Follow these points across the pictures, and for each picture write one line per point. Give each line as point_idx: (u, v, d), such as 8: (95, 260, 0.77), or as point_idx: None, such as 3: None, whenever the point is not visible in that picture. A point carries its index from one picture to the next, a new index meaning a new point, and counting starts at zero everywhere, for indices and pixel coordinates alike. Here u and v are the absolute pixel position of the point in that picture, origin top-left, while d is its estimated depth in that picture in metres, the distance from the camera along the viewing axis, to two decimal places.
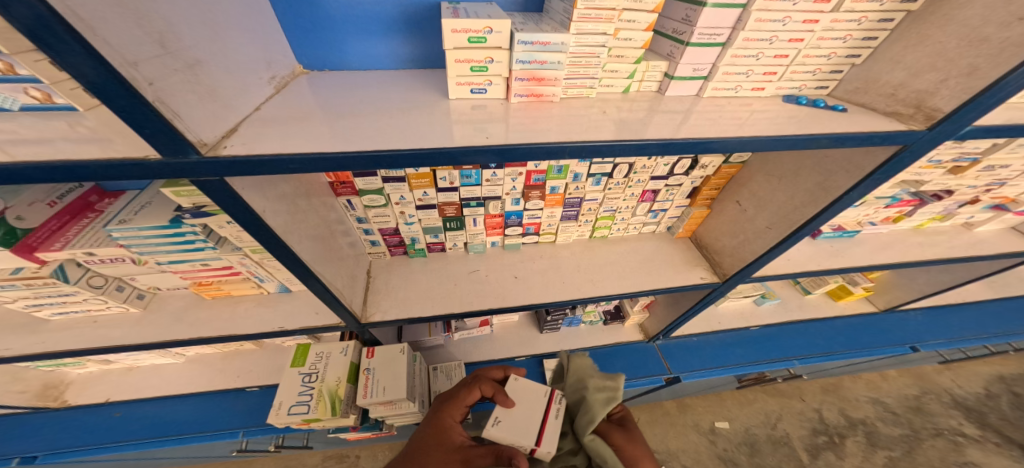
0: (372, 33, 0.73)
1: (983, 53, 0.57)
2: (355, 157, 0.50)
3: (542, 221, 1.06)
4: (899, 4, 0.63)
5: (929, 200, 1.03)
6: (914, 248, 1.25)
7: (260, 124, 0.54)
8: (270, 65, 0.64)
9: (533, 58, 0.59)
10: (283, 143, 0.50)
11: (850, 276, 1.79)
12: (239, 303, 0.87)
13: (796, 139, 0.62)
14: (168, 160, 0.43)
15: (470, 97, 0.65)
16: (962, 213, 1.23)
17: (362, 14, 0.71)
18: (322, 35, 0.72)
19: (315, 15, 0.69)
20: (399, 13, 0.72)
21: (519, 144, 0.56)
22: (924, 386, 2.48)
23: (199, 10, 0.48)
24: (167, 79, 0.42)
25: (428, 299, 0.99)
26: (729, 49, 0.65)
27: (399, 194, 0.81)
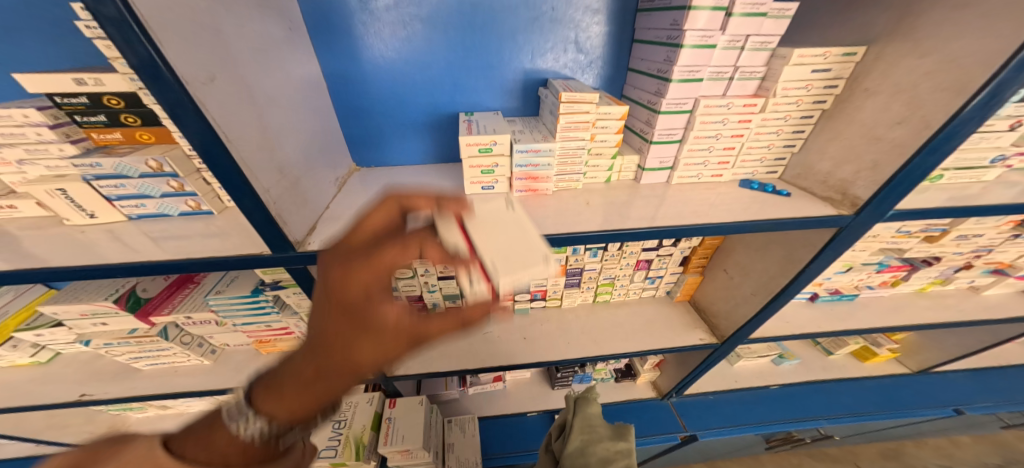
0: (403, 136, 0.94)
1: (880, 149, 0.70)
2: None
3: (548, 288, 1.18)
4: (813, 104, 0.78)
5: (918, 265, 1.21)
6: (922, 311, 1.32)
7: (331, 221, 0.72)
8: (336, 168, 0.85)
9: (529, 162, 0.76)
10: (350, 237, 0.68)
11: (874, 337, 1.77)
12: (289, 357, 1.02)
13: (749, 224, 0.74)
14: (277, 254, 0.61)
15: (481, 192, 0.82)
16: (961, 277, 1.32)
17: (403, 123, 0.92)
18: (371, 140, 0.93)
19: (362, 126, 0.91)
20: (426, 120, 0.93)
21: None
22: (1008, 456, 2.21)
23: (301, 139, 0.69)
24: (282, 195, 0.61)
25: (446, 356, 1.11)
26: (685, 145, 0.80)
27: (424, 267, 0.96)
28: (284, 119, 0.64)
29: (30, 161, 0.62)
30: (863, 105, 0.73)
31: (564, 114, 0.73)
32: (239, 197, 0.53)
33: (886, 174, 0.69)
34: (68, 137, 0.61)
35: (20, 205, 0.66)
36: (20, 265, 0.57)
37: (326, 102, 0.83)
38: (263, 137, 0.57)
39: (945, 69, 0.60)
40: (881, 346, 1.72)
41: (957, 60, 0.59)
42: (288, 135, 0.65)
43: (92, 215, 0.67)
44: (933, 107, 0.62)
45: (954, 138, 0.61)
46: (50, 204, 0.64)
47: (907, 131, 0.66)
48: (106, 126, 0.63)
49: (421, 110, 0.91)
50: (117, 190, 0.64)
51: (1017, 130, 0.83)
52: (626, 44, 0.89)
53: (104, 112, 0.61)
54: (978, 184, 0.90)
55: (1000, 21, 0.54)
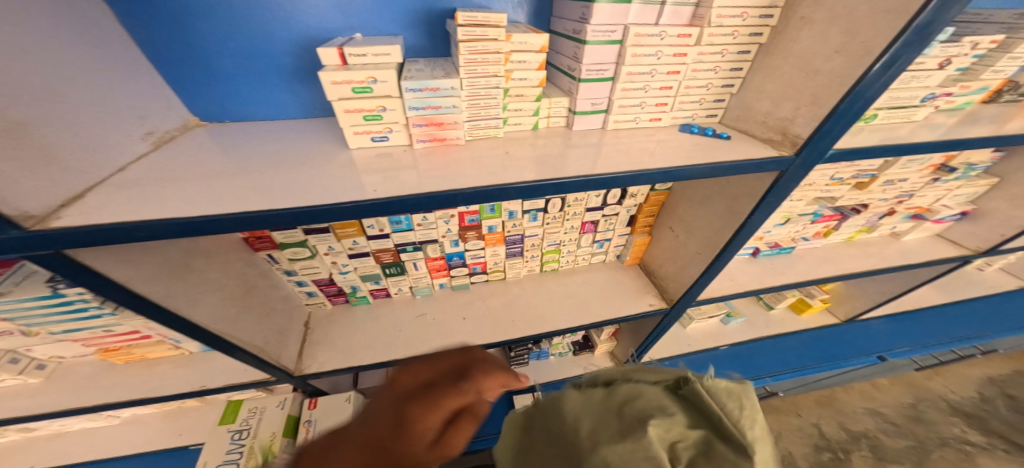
0: (272, 85, 0.73)
1: (818, 82, 0.63)
2: (220, 221, 0.48)
3: (486, 260, 1.05)
4: (750, 38, 0.70)
5: (849, 212, 1.24)
6: (852, 259, 1.37)
7: (113, 187, 0.49)
8: (144, 119, 0.61)
9: (426, 104, 0.60)
10: (136, 209, 0.46)
11: (808, 289, 1.84)
12: (156, 365, 0.84)
13: (684, 170, 0.66)
14: None
15: (373, 145, 0.64)
16: (884, 224, 1.40)
17: (257, 66, 0.70)
18: (213, 88, 0.70)
19: (208, 69, 0.68)
20: (298, 63, 0.72)
21: (404, 195, 0.55)
22: (918, 394, 2.43)
23: (24, 64, 0.44)
24: None
25: (370, 351, 0.96)
26: (618, 83, 0.69)
27: (326, 244, 0.79)
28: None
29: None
30: (799, 35, 0.65)
31: (464, 42, 0.57)
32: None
33: (824, 109, 0.62)
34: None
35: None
36: None
37: (95, 20, 0.56)
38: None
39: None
40: (815, 297, 1.81)
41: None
42: None
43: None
44: (872, 31, 0.55)
45: (895, 65, 0.55)
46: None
47: (845, 60, 0.59)
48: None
49: (291, 49, 0.70)
50: None
51: (945, 70, 0.81)
52: None
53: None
54: (909, 124, 0.88)
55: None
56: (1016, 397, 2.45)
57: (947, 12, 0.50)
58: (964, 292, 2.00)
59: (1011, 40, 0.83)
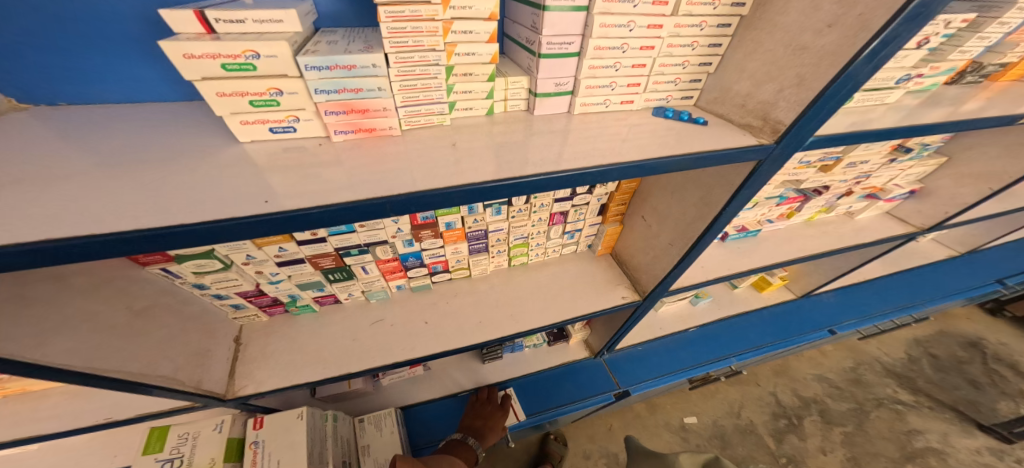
0: (124, 59, 0.58)
1: (804, 62, 0.57)
2: (79, 246, 0.35)
3: (448, 259, 0.96)
4: (732, 8, 0.61)
5: (811, 195, 1.23)
6: (807, 239, 1.39)
7: None
8: None
9: (340, 86, 0.47)
10: None
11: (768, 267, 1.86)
12: (45, 397, 0.72)
13: (658, 163, 0.58)
14: None
15: (274, 137, 0.51)
16: (842, 204, 1.43)
17: (100, 32, 0.55)
18: (36, 59, 0.54)
19: (20, 32, 0.52)
20: (152, 31, 0.57)
21: (307, 208, 0.43)
22: (858, 358, 2.65)
23: None
24: None
25: (317, 366, 0.85)
26: (584, 60, 0.59)
27: (243, 253, 0.66)
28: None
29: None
30: (785, 7, 0.58)
31: (383, 5, 0.44)
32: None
33: (811, 91, 0.56)
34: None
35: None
36: None
37: None
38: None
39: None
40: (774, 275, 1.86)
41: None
42: None
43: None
44: (872, 2, 0.48)
45: (892, 43, 0.49)
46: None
47: (837, 37, 0.52)
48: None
49: (141, 13, 0.55)
50: None
51: (922, 50, 0.78)
52: None
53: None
54: (883, 107, 0.85)
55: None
56: (937, 355, 2.72)
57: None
58: (903, 264, 2.15)
59: (982, 19, 0.80)
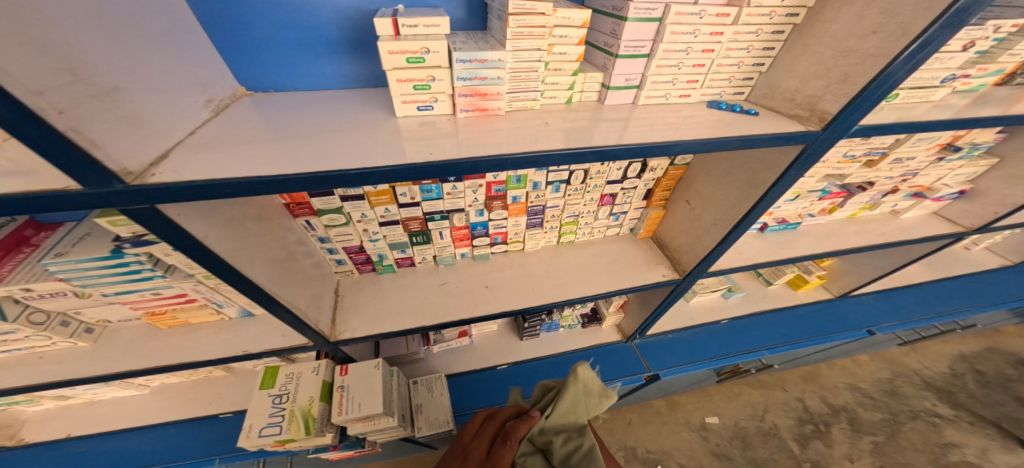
0: (317, 56, 0.74)
1: (851, 62, 0.66)
2: (296, 182, 0.51)
3: (508, 230, 1.09)
4: (787, 18, 0.71)
5: (855, 190, 1.29)
6: (855, 236, 1.43)
7: (194, 149, 0.51)
8: (206, 87, 0.63)
9: (474, 75, 0.63)
10: (220, 168, 0.48)
11: (805, 266, 1.92)
12: (199, 330, 0.88)
13: (714, 141, 0.69)
14: (91, 191, 0.41)
15: (419, 114, 0.67)
16: (886, 201, 1.46)
17: (307, 35, 0.72)
18: (264, 56, 0.72)
19: (255, 36, 0.69)
20: (344, 36, 0.73)
21: (462, 159, 0.59)
22: (895, 369, 2.59)
23: (111, 27, 0.46)
24: (82, 106, 0.39)
25: (397, 315, 1.00)
26: (654, 60, 0.71)
27: (360, 212, 0.82)
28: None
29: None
30: (835, 16, 0.67)
31: (514, 15, 0.59)
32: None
33: (856, 86, 0.65)
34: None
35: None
36: None
37: None
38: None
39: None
40: (811, 273, 1.88)
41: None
42: (75, 17, 0.41)
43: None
44: (913, 11, 0.58)
45: (930, 45, 0.58)
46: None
47: (880, 41, 0.62)
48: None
49: (339, 21, 0.71)
50: None
51: (968, 53, 0.84)
52: None
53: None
54: (928, 104, 0.90)
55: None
56: (984, 372, 2.61)
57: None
58: (949, 271, 2.11)
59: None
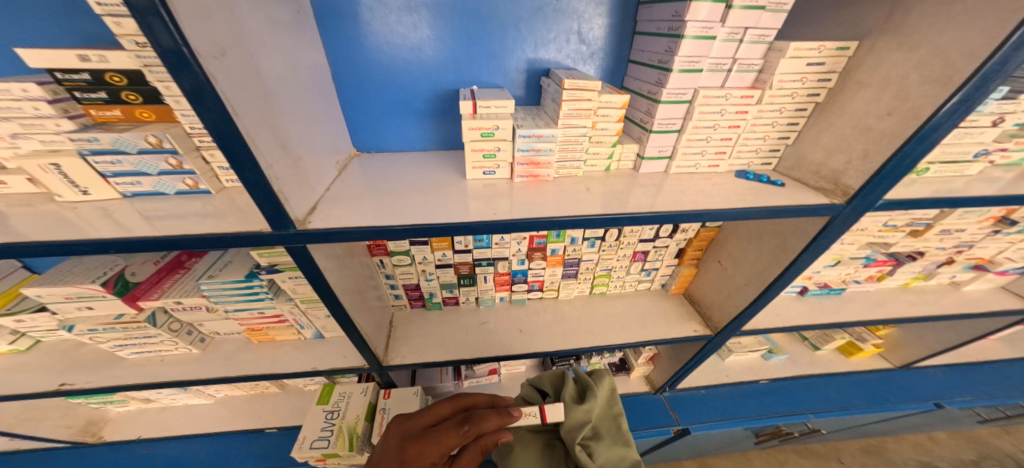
0: (409, 124, 1.01)
1: (869, 139, 0.73)
2: (398, 231, 0.68)
3: (545, 278, 1.19)
4: (807, 97, 0.81)
5: (904, 259, 1.28)
6: (908, 306, 1.42)
7: (331, 202, 0.74)
8: (337, 153, 0.89)
9: (531, 147, 0.80)
10: (351, 218, 0.69)
11: (858, 332, 1.85)
12: (281, 347, 1.06)
13: (740, 211, 0.77)
14: (276, 232, 0.63)
15: (483, 177, 0.85)
16: (942, 272, 1.42)
17: (404, 110, 0.99)
18: (374, 127, 1.00)
19: (369, 112, 0.97)
20: (430, 108, 1.00)
21: (522, 219, 0.72)
22: (983, 451, 2.29)
23: (302, 117, 0.72)
24: (283, 172, 0.63)
25: (441, 347, 1.13)
26: (684, 135, 0.84)
27: (422, 254, 1.00)
28: (276, 78, 0.64)
29: (26, 135, 0.67)
30: (854, 96, 0.76)
31: (567, 102, 0.78)
32: (218, 130, 0.51)
33: (875, 163, 0.71)
34: (66, 113, 0.67)
35: (9, 181, 0.71)
36: (23, 244, 0.60)
37: (327, 86, 0.87)
38: (246, 74, 0.56)
39: (933, 62, 0.64)
40: (866, 341, 1.81)
41: (944, 54, 0.63)
42: (290, 115, 0.67)
43: (85, 192, 0.72)
44: (922, 97, 0.65)
45: (940, 128, 0.64)
46: (43, 180, 0.69)
47: (895, 122, 0.69)
48: (106, 102, 0.70)
49: (427, 98, 0.98)
50: (114, 166, 0.70)
51: (1000, 126, 0.86)
52: (627, 35, 0.97)
53: (104, 88, 0.68)
54: (964, 178, 0.93)
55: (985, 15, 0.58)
56: None
57: (982, 90, 0.60)
58: None
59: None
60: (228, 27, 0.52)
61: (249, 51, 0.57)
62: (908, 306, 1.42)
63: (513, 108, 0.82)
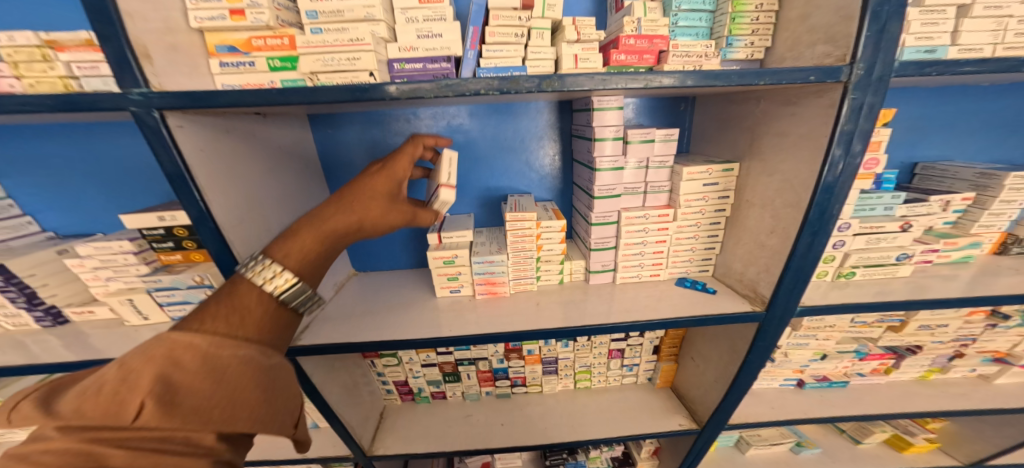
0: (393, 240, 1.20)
1: (767, 254, 0.81)
2: (366, 346, 0.84)
3: (526, 375, 1.34)
4: (716, 213, 0.93)
5: (904, 352, 1.26)
6: (931, 400, 1.30)
7: (320, 322, 0.92)
8: (335, 273, 1.09)
9: (486, 270, 0.96)
10: (332, 337, 0.86)
11: (904, 424, 1.63)
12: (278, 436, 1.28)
13: (664, 320, 0.86)
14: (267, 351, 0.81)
15: (450, 294, 1.02)
16: (960, 365, 1.33)
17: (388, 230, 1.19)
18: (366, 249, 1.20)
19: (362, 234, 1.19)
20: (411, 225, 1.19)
21: (468, 335, 0.85)
22: None
23: None
24: None
25: (423, 439, 1.25)
26: (619, 250, 0.97)
27: (408, 356, 1.22)
28: (276, 211, 0.85)
29: (116, 278, 0.92)
30: (748, 214, 0.86)
31: (512, 231, 0.94)
32: (224, 268, 0.70)
33: (775, 276, 0.78)
34: (144, 260, 0.91)
35: (97, 310, 0.97)
36: (90, 359, 0.82)
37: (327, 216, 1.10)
38: (258, 232, 0.77)
39: (786, 189, 0.74)
40: (915, 435, 1.58)
41: (789, 180, 0.73)
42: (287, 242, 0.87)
43: (147, 317, 0.94)
44: (789, 220, 0.73)
45: (814, 244, 0.71)
46: (118, 310, 0.93)
47: (778, 240, 0.77)
48: (172, 249, 0.92)
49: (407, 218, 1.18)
50: (168, 297, 0.91)
51: (910, 231, 0.92)
52: (568, 161, 1.16)
53: (172, 239, 0.90)
54: (897, 280, 0.95)
55: (801, 150, 0.69)
56: None
57: (841, 185, 0.65)
58: None
59: (981, 199, 0.94)
60: (245, 202, 0.75)
61: (260, 214, 0.79)
62: (933, 400, 1.29)
63: (471, 236, 1.00)
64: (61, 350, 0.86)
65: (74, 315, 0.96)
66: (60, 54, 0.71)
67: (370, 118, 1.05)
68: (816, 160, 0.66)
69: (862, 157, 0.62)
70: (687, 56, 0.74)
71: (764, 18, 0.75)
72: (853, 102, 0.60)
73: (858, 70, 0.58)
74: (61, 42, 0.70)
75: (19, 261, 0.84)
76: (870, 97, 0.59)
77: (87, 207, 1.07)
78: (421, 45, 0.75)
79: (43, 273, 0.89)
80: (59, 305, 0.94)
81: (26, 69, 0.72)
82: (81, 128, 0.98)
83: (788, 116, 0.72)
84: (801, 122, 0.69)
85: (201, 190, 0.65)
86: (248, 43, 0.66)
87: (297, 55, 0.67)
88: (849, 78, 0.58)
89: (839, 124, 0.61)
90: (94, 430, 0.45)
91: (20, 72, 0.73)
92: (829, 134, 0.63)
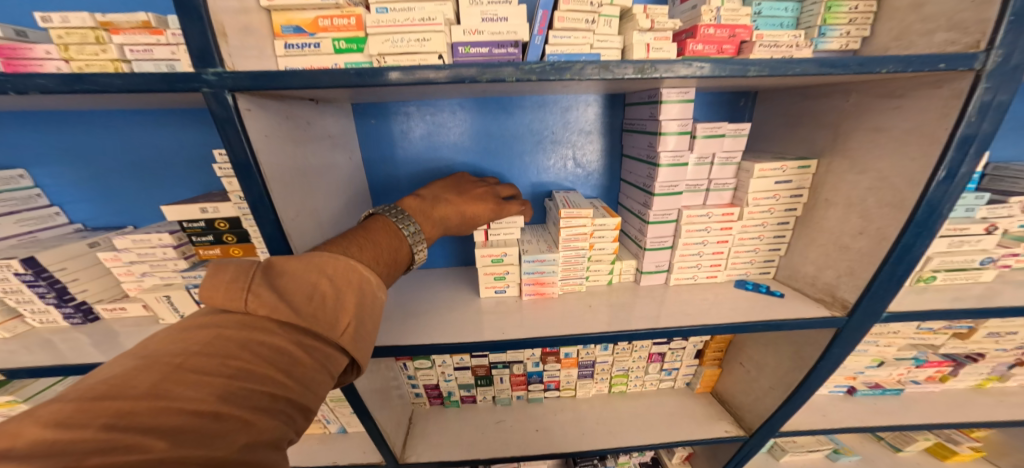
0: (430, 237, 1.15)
1: (851, 256, 0.76)
2: (417, 348, 0.79)
3: (561, 379, 1.29)
4: (786, 212, 0.88)
5: (964, 360, 1.20)
6: (988, 409, 1.24)
7: None
8: None
9: (536, 269, 0.91)
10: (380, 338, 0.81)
11: (947, 433, 1.60)
12: (307, 440, 1.23)
13: (736, 325, 0.80)
14: None
15: (495, 294, 0.97)
16: (1019, 373, 1.27)
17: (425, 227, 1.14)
18: None
19: None
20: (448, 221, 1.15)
21: (525, 338, 0.80)
22: None
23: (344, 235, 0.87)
24: None
25: (456, 445, 1.20)
26: (676, 251, 0.92)
27: (442, 359, 1.17)
28: (326, 203, 0.80)
29: (151, 273, 0.88)
30: (826, 214, 0.81)
31: (564, 229, 0.89)
32: None
33: (863, 280, 0.73)
34: (183, 255, 0.87)
35: (128, 307, 0.92)
36: None
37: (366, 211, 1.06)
38: (311, 225, 0.73)
39: (883, 188, 0.69)
40: (959, 443, 1.55)
41: (888, 178, 0.68)
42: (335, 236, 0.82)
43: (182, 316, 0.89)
44: (886, 221, 0.68)
45: (912, 248, 0.67)
46: (154, 308, 0.88)
47: (868, 242, 0.72)
48: (211, 243, 0.87)
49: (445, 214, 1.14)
50: None
51: (995, 234, 0.88)
52: (616, 157, 1.11)
53: (212, 232, 0.86)
54: (981, 284, 0.91)
55: (909, 145, 0.65)
56: None
57: (953, 188, 0.61)
58: None
59: None
60: (300, 191, 0.70)
61: (313, 206, 0.75)
62: (991, 410, 1.23)
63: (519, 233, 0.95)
64: (93, 348, 0.81)
65: (104, 312, 0.92)
66: (115, 36, 0.67)
67: (415, 109, 1.01)
68: (929, 156, 0.61)
69: (981, 157, 0.58)
70: (774, 46, 0.69)
71: (863, 7, 0.70)
72: (983, 99, 0.56)
73: (995, 58, 0.54)
74: (116, 24, 0.66)
75: (50, 253, 0.80)
76: (1003, 95, 0.55)
77: (115, 199, 1.03)
78: (484, 28, 0.69)
79: (73, 267, 0.85)
80: (89, 301, 0.90)
81: (76, 52, 0.68)
82: (113, 116, 0.93)
83: (890, 110, 0.67)
84: (909, 116, 0.64)
85: (264, 178, 0.60)
86: (315, 22, 0.63)
87: (363, 36, 0.64)
88: (984, 65, 0.54)
89: (964, 119, 0.57)
90: (273, 332, 0.48)
91: (70, 55, 0.69)
92: (947, 131, 0.59)
